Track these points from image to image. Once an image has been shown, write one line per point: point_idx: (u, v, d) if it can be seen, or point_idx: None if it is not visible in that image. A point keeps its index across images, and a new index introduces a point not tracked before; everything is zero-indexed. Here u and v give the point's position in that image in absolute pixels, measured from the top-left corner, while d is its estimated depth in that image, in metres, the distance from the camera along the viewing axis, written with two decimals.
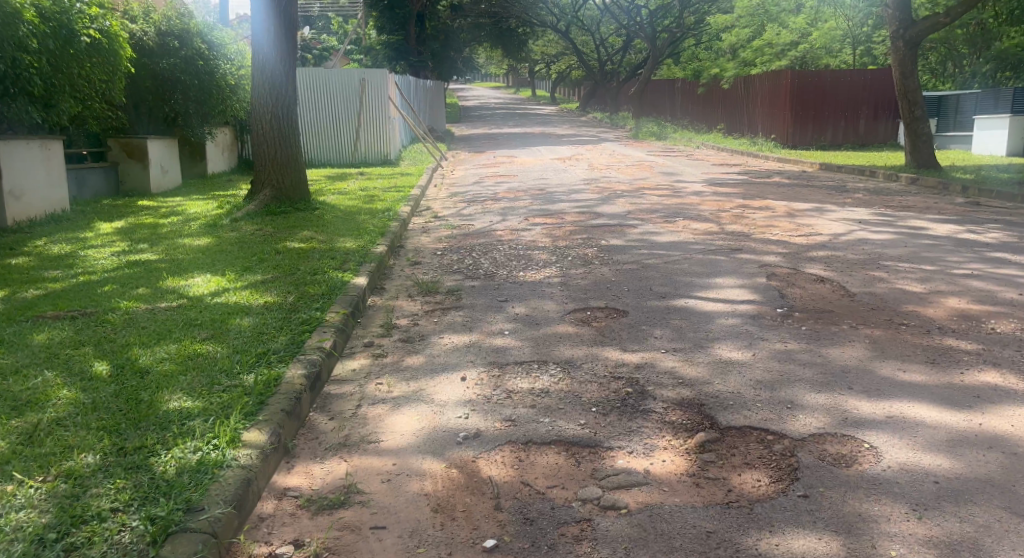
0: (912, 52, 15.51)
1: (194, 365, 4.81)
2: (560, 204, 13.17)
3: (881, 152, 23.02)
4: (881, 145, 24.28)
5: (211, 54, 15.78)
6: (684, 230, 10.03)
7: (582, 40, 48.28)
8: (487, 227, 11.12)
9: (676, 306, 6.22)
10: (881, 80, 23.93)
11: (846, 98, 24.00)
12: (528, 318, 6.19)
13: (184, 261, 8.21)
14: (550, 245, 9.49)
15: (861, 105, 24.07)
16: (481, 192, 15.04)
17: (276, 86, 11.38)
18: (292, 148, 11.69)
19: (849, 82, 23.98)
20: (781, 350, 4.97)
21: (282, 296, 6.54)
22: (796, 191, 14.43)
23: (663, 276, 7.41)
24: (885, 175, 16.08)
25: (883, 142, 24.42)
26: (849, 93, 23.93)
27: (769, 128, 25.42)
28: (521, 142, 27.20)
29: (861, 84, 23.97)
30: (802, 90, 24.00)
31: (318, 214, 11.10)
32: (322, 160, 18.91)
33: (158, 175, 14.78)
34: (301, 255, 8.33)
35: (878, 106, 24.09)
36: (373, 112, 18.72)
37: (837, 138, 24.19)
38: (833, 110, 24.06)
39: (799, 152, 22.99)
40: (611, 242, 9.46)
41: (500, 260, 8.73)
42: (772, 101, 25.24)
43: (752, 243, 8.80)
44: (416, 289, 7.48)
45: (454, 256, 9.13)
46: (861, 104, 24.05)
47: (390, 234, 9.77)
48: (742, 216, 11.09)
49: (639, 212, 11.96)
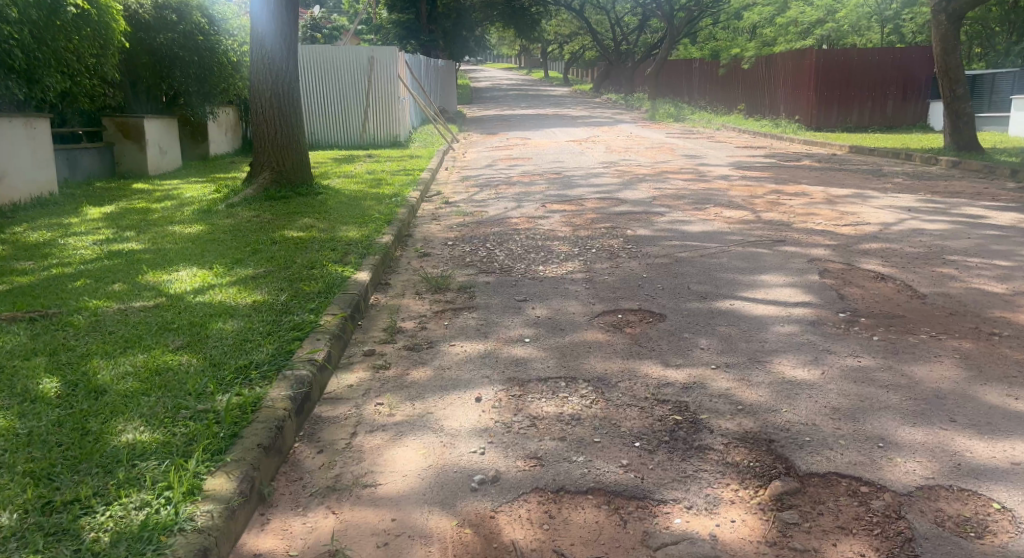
0: (956, 26, 14.75)
1: (161, 383, 4.05)
2: (580, 189, 12.40)
3: (911, 134, 22.09)
4: (909, 128, 23.31)
5: (209, 26, 14.93)
6: (716, 220, 9.25)
7: (596, 19, 47.28)
8: (501, 214, 10.36)
9: (719, 311, 5.45)
10: (911, 60, 22.88)
11: (874, 78, 22.99)
12: (550, 323, 5.42)
13: (172, 252, 7.44)
14: (571, 235, 8.72)
15: (890, 85, 23.05)
16: (494, 176, 14.31)
17: (276, 63, 10.60)
18: (294, 129, 10.91)
19: (877, 61, 22.93)
20: (854, 368, 4.19)
21: (273, 295, 5.77)
22: (829, 176, 13.62)
23: (700, 273, 6.62)
24: (923, 158, 15.36)
25: (911, 124, 23.38)
26: (876, 74, 22.91)
27: (793, 110, 24.44)
28: (534, 124, 26.41)
29: (889, 63, 22.93)
30: (827, 69, 22.99)
31: (320, 199, 10.35)
32: (327, 141, 18.14)
33: (156, 155, 14.00)
34: (299, 246, 7.57)
35: (907, 87, 23.05)
36: (382, 92, 17.88)
37: (863, 120, 23.23)
38: (859, 90, 23.05)
39: (824, 134, 22.11)
40: (637, 232, 8.68)
41: (517, 252, 7.98)
42: (796, 81, 24.26)
43: (794, 234, 8.02)
44: (424, 285, 6.73)
45: (466, 247, 8.37)
46: (889, 84, 23.03)
47: (397, 222, 9.03)
48: (777, 203, 10.30)
49: (664, 198, 11.17)
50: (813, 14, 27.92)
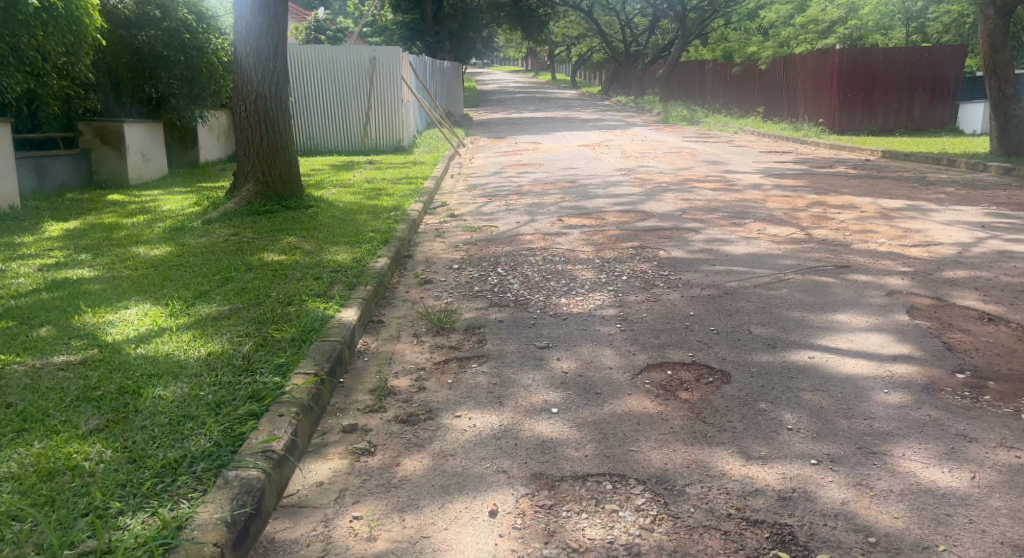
0: (1006, 20, 13.62)
1: (49, 494, 2.92)
2: (598, 199, 11.27)
3: (942, 137, 20.94)
4: (938, 131, 22.07)
5: (197, 23, 13.72)
6: (761, 239, 8.10)
7: (605, 20, 46.12)
8: (514, 229, 9.24)
9: (799, 368, 4.27)
10: (940, 58, 21.74)
11: (900, 80, 21.79)
12: (581, 384, 4.25)
13: (127, 280, 6.26)
14: (594, 257, 7.58)
15: (916, 87, 21.86)
16: (504, 184, 13.21)
17: (262, 60, 9.44)
18: (283, 134, 9.76)
19: (903, 61, 21.73)
20: (1014, 467, 3.09)
21: (233, 344, 4.61)
22: (871, 186, 12.54)
23: (759, 311, 5.44)
24: (968, 163, 14.22)
25: (942, 126, 22.20)
26: (903, 74, 21.71)
27: (814, 113, 23.21)
28: (543, 128, 25.25)
29: (917, 63, 21.77)
30: (851, 71, 21.77)
31: (311, 213, 9.22)
32: (326, 146, 17.04)
33: (138, 163, 12.81)
34: (279, 274, 6.41)
35: (934, 87, 21.89)
36: (385, 95, 16.74)
37: (888, 124, 22.01)
38: (885, 92, 21.84)
39: (850, 138, 20.96)
40: (672, 254, 7.54)
41: (534, 279, 6.84)
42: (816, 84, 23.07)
43: (859, 260, 6.90)
44: (423, 324, 5.58)
45: (474, 272, 7.23)
46: (917, 85, 21.85)
47: (396, 241, 7.91)
48: (824, 220, 9.18)
49: (695, 211, 10.04)
50: (834, 11, 26.19)
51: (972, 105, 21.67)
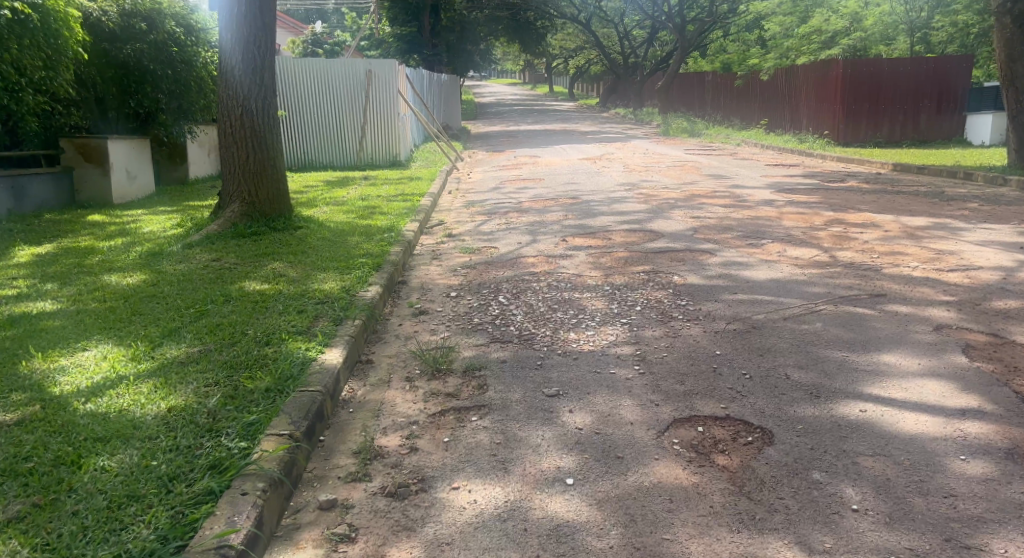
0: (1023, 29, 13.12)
1: None
2: (604, 217, 10.70)
3: (951, 148, 20.42)
4: (945, 142, 21.48)
5: (185, 36, 12.78)
6: (782, 263, 7.53)
7: (603, 33, 45.66)
8: (516, 251, 8.67)
9: (853, 425, 3.68)
10: (947, 68, 21.09)
11: (905, 91, 21.22)
12: (599, 445, 3.66)
13: (91, 315, 5.60)
14: (603, 283, 6.99)
15: (922, 97, 21.28)
16: (503, 201, 12.64)
17: (247, 75, 8.69)
18: (270, 150, 8.96)
19: (908, 72, 21.16)
20: None
21: (197, 397, 4.00)
22: (888, 204, 12.04)
23: (794, 351, 4.85)
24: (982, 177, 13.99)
25: (948, 137, 21.63)
26: (909, 85, 21.14)
27: (818, 125, 22.65)
28: (542, 141, 24.66)
29: (923, 73, 21.19)
30: (855, 83, 21.25)
31: (300, 234, 8.54)
32: (319, 161, 16.41)
33: (123, 181, 11.88)
34: (259, 307, 5.75)
35: (941, 98, 21.30)
36: (380, 109, 16.22)
37: (894, 135, 21.43)
38: (890, 104, 21.28)
39: (857, 150, 20.43)
40: (689, 280, 6.96)
41: (540, 309, 6.25)
42: (820, 96, 22.53)
43: (894, 287, 6.34)
44: (416, 365, 4.97)
45: (473, 300, 6.63)
46: (923, 96, 21.26)
47: (390, 267, 7.29)
48: (846, 241, 8.64)
49: (707, 230, 9.48)
50: (837, 22, 25.69)
51: (981, 116, 21.19)
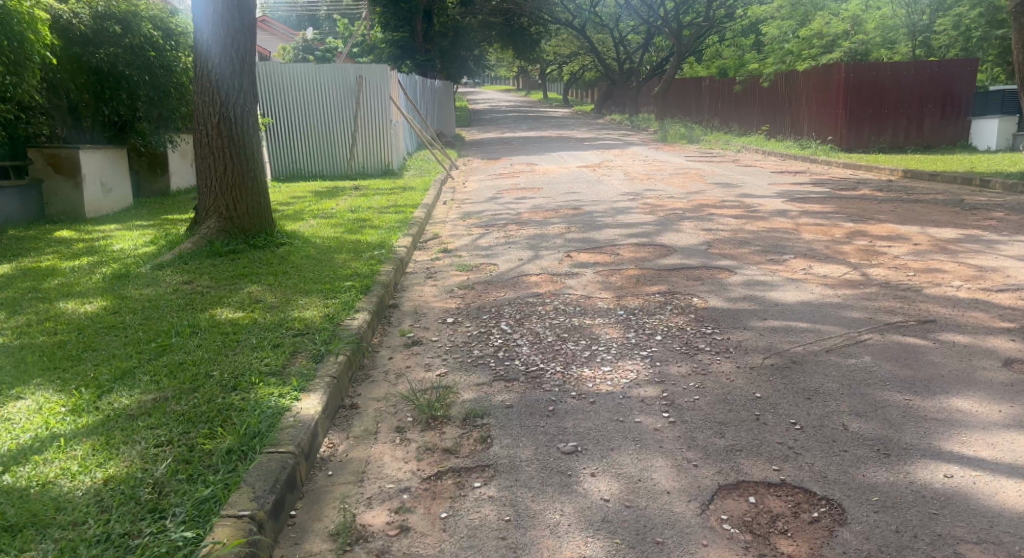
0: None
1: None
2: (608, 229, 10.06)
3: (956, 153, 19.86)
4: (949, 147, 20.73)
5: (163, 39, 12.01)
6: (810, 283, 6.90)
7: (598, 38, 45.01)
8: (518, 268, 8.01)
9: (940, 497, 3.10)
10: (949, 72, 20.45)
11: (909, 95, 20.56)
12: (633, 526, 3.06)
13: (35, 352, 4.88)
14: (615, 307, 6.34)
15: (926, 101, 20.61)
16: (501, 212, 12.01)
17: (225, 78, 7.84)
18: (250, 161, 8.08)
19: (912, 75, 20.50)
20: None
21: (142, 462, 3.31)
22: (908, 215, 11.47)
23: (846, 393, 4.19)
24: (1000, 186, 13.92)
25: (953, 141, 20.88)
26: (913, 89, 20.48)
27: (820, 130, 22.02)
28: (538, 148, 23.99)
29: (927, 77, 20.50)
30: (858, 86, 20.61)
31: (284, 252, 7.79)
32: (309, 171, 15.74)
33: (97, 194, 11.05)
34: (230, 342, 5.03)
35: (946, 102, 20.61)
36: (372, 116, 15.56)
37: (897, 140, 20.78)
38: (894, 108, 20.63)
39: (863, 155, 19.87)
40: (710, 303, 6.30)
41: (548, 337, 5.60)
42: (822, 100, 21.91)
43: (942, 310, 5.75)
44: (409, 411, 4.29)
45: (472, 327, 5.95)
46: (927, 100, 20.61)
47: (379, 289, 6.58)
48: (874, 257, 8.04)
49: (721, 245, 8.84)
50: (839, 26, 25.16)
51: (988, 121, 20.45)
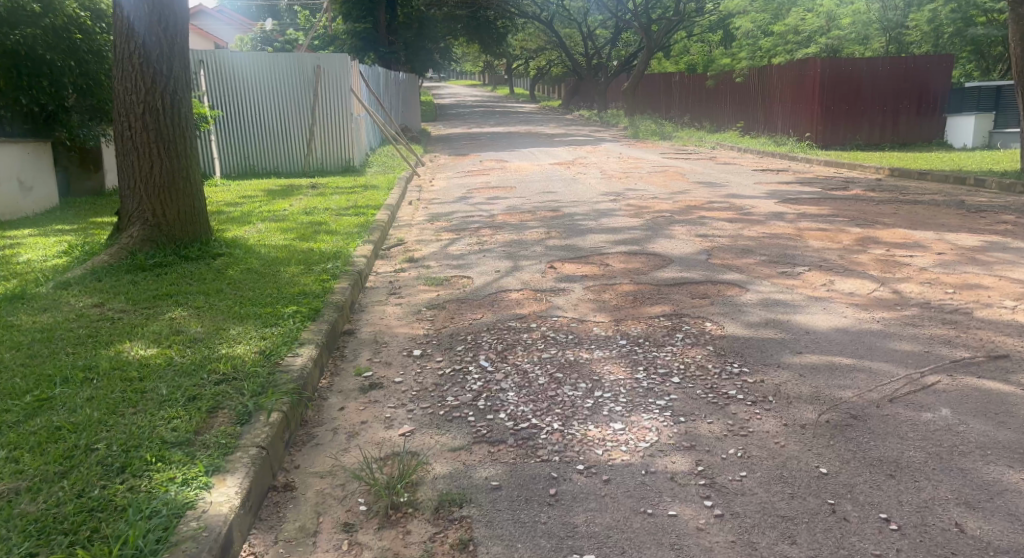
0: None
1: None
2: (593, 234, 9.04)
3: (933, 150, 19.11)
4: (925, 144, 19.90)
5: (91, 20, 10.72)
6: (838, 303, 5.95)
7: (565, 33, 43.98)
8: (495, 282, 6.94)
9: None
10: (925, 68, 19.63)
11: (885, 90, 19.67)
12: None
13: None
14: (615, 334, 5.31)
15: (903, 97, 19.73)
16: (472, 213, 10.94)
17: (151, 61, 6.55)
18: (183, 158, 6.81)
19: (889, 71, 19.63)
20: None
21: None
22: (912, 219, 10.62)
23: (939, 467, 3.23)
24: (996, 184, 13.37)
25: (929, 140, 20.11)
26: (890, 84, 19.60)
27: (794, 126, 21.09)
28: (507, 143, 22.87)
29: (903, 73, 19.66)
30: (834, 81, 19.67)
31: (221, 264, 6.60)
32: (262, 167, 14.40)
33: (15, 194, 9.74)
34: (131, 393, 3.80)
35: (921, 99, 19.76)
36: (331, 108, 14.40)
37: (873, 136, 19.85)
38: (870, 104, 19.70)
39: (843, 152, 19.04)
40: (728, 330, 5.31)
41: (540, 376, 4.55)
42: (796, 96, 21.00)
43: (1008, 340, 4.86)
44: (361, 496, 3.24)
45: (444, 362, 4.86)
46: (902, 97, 19.73)
47: (331, 314, 5.42)
48: (898, 268, 7.13)
49: (722, 253, 7.87)
50: (817, 20, 24.37)
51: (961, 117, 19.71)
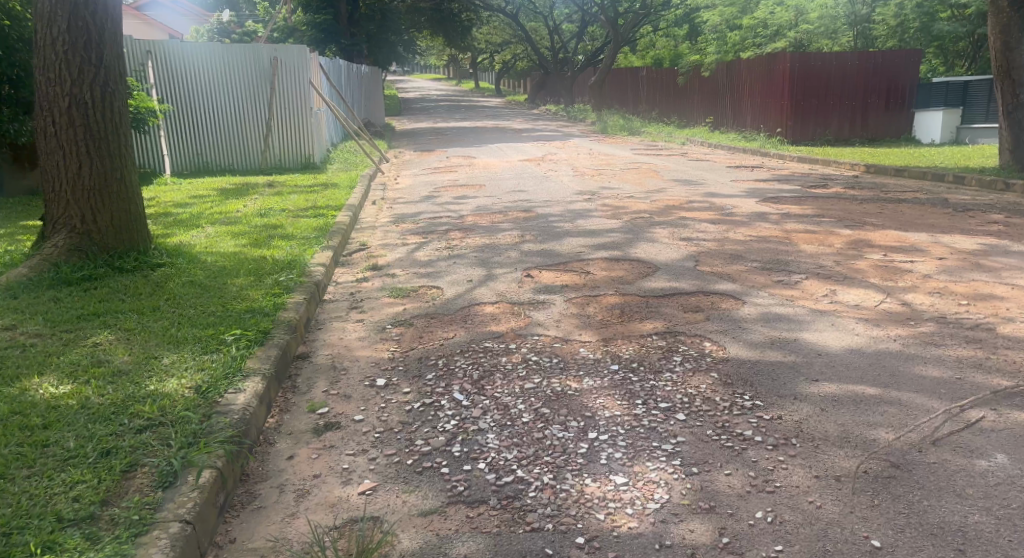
0: (1021, 13, 12.34)
1: None
2: (570, 237, 8.45)
3: (903, 146, 18.66)
4: (893, 140, 19.44)
5: (20, 6, 9.89)
6: (846, 317, 5.42)
7: (531, 26, 43.27)
8: (467, 293, 6.32)
9: None
10: (893, 63, 19.12)
11: (854, 86, 19.17)
12: None
13: None
14: (605, 356, 4.71)
15: (872, 93, 19.22)
16: (440, 214, 10.30)
17: (78, 48, 5.82)
18: (117, 156, 6.08)
19: (858, 66, 19.10)
20: None
21: None
22: (900, 219, 10.17)
23: (1012, 540, 2.78)
24: (977, 181, 13.00)
25: (897, 135, 19.63)
26: (859, 79, 19.11)
27: (763, 122, 20.63)
28: (474, 139, 22.18)
29: (872, 69, 19.14)
30: (803, 76, 19.18)
31: (160, 276, 5.91)
32: (216, 164, 13.54)
33: None
34: (30, 448, 3.15)
35: (889, 95, 19.25)
36: (289, 102, 13.64)
37: (842, 132, 19.34)
38: (839, 100, 19.18)
39: (811, 151, 18.39)
40: (730, 351, 4.73)
41: (525, 410, 3.94)
42: (764, 91, 20.51)
43: None
44: None
45: (412, 394, 4.22)
46: (871, 92, 19.20)
47: (282, 336, 4.75)
48: (900, 276, 6.64)
49: (710, 259, 7.33)
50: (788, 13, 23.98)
51: (930, 113, 19.45)
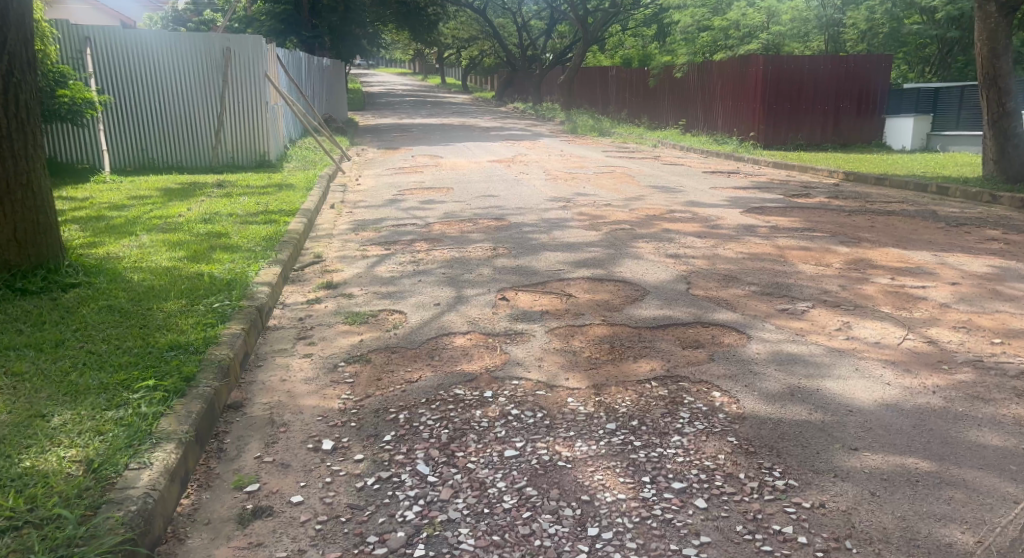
0: (1009, 19, 11.82)
1: None
2: (547, 251, 7.68)
3: (875, 152, 18.20)
4: (864, 146, 18.95)
5: None
6: (870, 359, 4.72)
7: (499, 22, 42.34)
8: (434, 320, 5.52)
9: None
10: (864, 67, 18.65)
11: (826, 89, 18.66)
12: None
13: None
14: (600, 409, 3.94)
15: (844, 97, 18.73)
16: (402, 221, 9.48)
17: None
18: (21, 158, 5.18)
19: (830, 69, 18.61)
20: None
21: None
22: (894, 234, 9.56)
23: None
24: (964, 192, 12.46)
25: (866, 142, 19.12)
26: (831, 83, 18.60)
27: (733, 125, 20.04)
28: (440, 137, 21.32)
29: (845, 72, 18.64)
30: (775, 79, 18.59)
31: (69, 299, 5.05)
32: (162, 161, 12.53)
33: None
34: None
35: (862, 99, 18.76)
36: (243, 95, 12.74)
37: (814, 137, 18.80)
38: (812, 104, 18.63)
39: (782, 153, 18.00)
40: (746, 406, 3.98)
41: (503, 490, 3.19)
42: (735, 94, 19.90)
43: None
44: None
45: (366, 463, 3.42)
46: (843, 96, 18.70)
47: (209, 383, 3.89)
48: (915, 304, 5.97)
49: (703, 281, 6.62)
50: None
51: (900, 120, 18.95)
